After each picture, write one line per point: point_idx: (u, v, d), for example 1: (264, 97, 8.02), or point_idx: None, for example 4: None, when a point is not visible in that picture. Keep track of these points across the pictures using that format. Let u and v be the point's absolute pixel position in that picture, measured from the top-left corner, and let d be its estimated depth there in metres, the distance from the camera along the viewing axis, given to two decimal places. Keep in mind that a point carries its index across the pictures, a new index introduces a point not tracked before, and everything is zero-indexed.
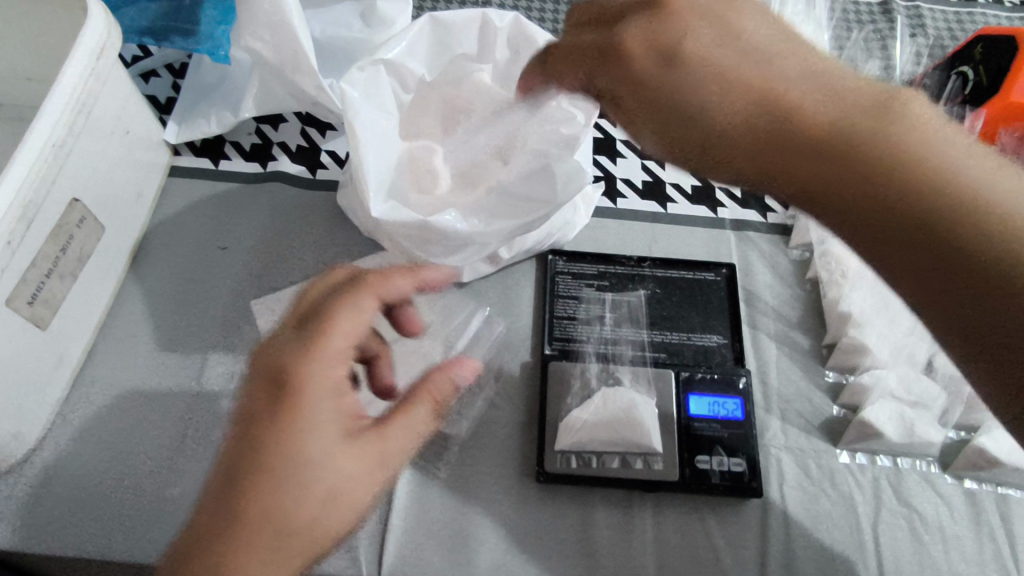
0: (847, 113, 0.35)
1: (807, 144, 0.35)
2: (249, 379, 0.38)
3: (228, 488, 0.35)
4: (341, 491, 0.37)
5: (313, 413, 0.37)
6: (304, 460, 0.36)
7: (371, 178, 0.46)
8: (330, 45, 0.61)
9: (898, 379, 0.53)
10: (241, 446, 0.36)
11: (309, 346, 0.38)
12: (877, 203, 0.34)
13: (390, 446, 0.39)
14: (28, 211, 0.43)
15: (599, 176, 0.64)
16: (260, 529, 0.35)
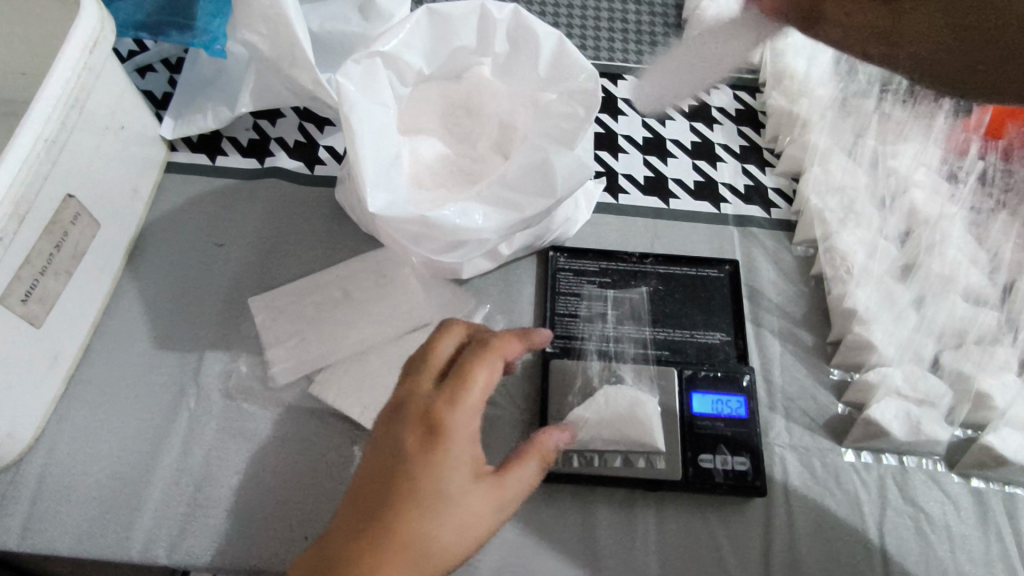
0: None
1: None
2: (385, 419, 0.36)
3: (362, 521, 0.33)
4: (478, 534, 0.34)
5: (459, 455, 0.35)
6: (449, 499, 0.34)
7: (368, 174, 0.44)
8: (329, 38, 0.60)
9: (903, 376, 0.51)
10: (382, 476, 0.34)
11: (456, 393, 0.36)
12: None
13: (521, 498, 0.37)
14: (20, 208, 0.43)
15: (601, 171, 0.63)
16: (400, 562, 0.32)
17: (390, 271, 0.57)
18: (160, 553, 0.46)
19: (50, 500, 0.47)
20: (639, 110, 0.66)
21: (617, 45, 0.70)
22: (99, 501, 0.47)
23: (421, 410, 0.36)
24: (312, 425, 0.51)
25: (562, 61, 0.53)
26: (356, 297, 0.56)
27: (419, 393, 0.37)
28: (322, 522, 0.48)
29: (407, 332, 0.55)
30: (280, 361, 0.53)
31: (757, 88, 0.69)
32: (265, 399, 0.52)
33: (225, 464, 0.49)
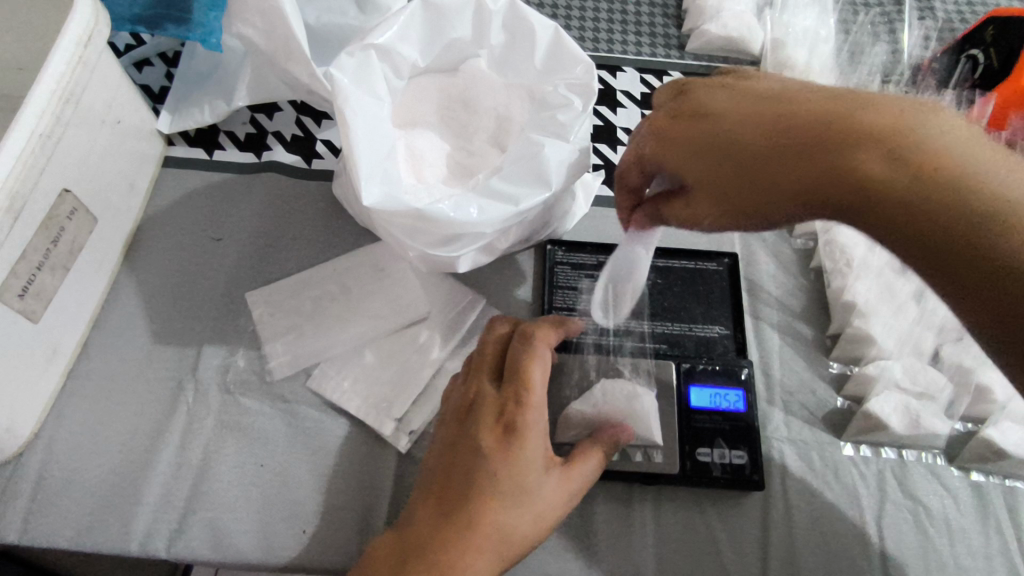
0: (798, 151, 0.35)
1: (850, 183, 0.33)
2: (465, 419, 0.41)
3: (449, 510, 0.38)
4: (547, 518, 0.40)
5: (532, 451, 0.40)
6: (525, 490, 0.39)
7: (362, 165, 0.44)
8: (324, 31, 0.59)
9: (903, 369, 0.52)
10: (467, 471, 0.39)
11: (525, 396, 0.41)
12: (933, 230, 0.31)
13: (580, 488, 0.42)
14: (15, 203, 0.43)
15: (599, 164, 0.63)
16: (486, 545, 0.37)
17: (387, 265, 0.57)
18: (159, 546, 0.46)
19: (49, 494, 0.47)
20: (638, 102, 0.66)
21: (616, 36, 0.70)
22: (99, 495, 0.47)
23: (494, 412, 0.41)
24: (309, 418, 0.51)
25: (558, 52, 0.52)
26: (353, 292, 0.56)
27: (489, 395, 0.42)
28: (319, 516, 0.48)
29: (404, 326, 0.55)
30: (277, 355, 0.53)
31: None
32: (263, 393, 0.52)
33: (223, 457, 0.49)
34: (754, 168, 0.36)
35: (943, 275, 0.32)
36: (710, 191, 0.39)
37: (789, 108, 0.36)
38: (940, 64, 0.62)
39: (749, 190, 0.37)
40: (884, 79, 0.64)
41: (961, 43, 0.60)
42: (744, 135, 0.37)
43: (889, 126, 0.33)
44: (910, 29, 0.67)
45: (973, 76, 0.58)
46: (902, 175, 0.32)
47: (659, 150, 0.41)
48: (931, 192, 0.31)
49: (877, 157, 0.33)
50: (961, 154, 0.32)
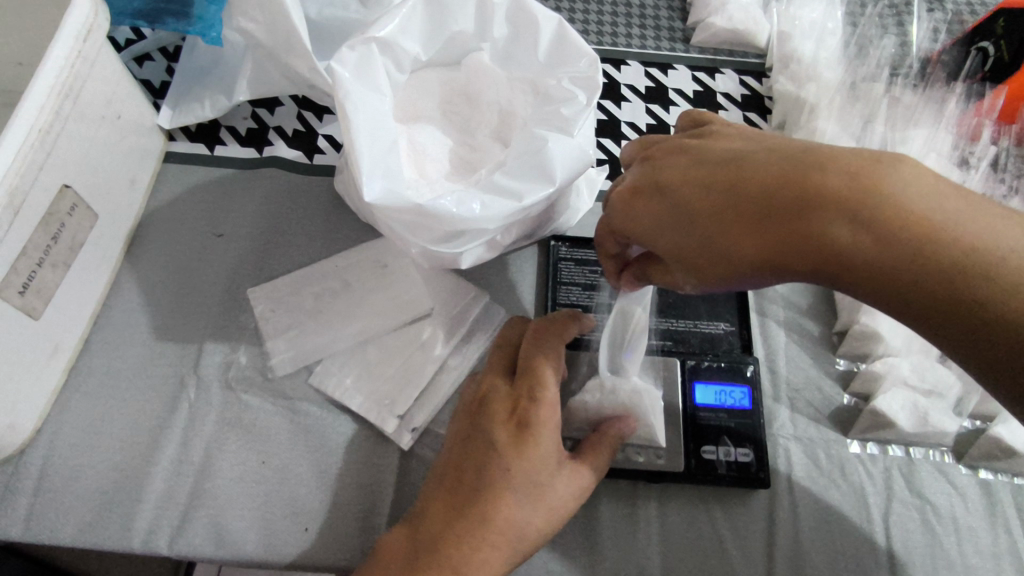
0: (761, 226, 0.33)
1: (819, 256, 0.32)
2: (478, 413, 0.41)
3: (461, 504, 0.38)
4: (559, 513, 0.39)
5: (546, 448, 0.39)
6: (538, 485, 0.39)
7: (363, 160, 0.43)
8: (326, 25, 0.59)
9: (910, 366, 0.51)
10: (479, 466, 0.38)
11: (537, 391, 0.40)
12: (916, 290, 0.30)
13: (591, 483, 0.42)
14: (14, 199, 0.42)
15: (603, 158, 0.62)
16: (498, 539, 0.37)
17: (389, 261, 0.56)
18: (161, 543, 0.46)
19: (51, 491, 0.47)
20: (642, 96, 0.65)
21: (620, 30, 0.69)
22: (101, 492, 0.47)
23: (507, 408, 0.40)
24: (311, 415, 0.51)
25: (562, 46, 0.52)
26: (356, 288, 0.55)
27: (502, 391, 0.41)
28: (321, 513, 0.47)
29: (407, 323, 0.54)
30: (279, 352, 0.53)
31: (763, 73, 0.67)
32: (265, 390, 0.51)
33: (225, 455, 0.49)
34: (716, 243, 0.35)
35: (932, 331, 0.31)
36: (681, 264, 0.37)
37: (741, 176, 0.34)
38: (948, 56, 0.61)
39: (715, 264, 0.35)
40: (893, 72, 0.63)
41: (971, 34, 0.59)
42: (704, 209, 0.35)
43: (848, 191, 0.31)
44: (918, 21, 0.65)
45: (983, 69, 0.57)
46: (870, 242, 0.30)
47: (627, 225, 0.39)
48: (908, 256, 0.30)
49: (842, 227, 0.31)
50: (932, 209, 0.30)
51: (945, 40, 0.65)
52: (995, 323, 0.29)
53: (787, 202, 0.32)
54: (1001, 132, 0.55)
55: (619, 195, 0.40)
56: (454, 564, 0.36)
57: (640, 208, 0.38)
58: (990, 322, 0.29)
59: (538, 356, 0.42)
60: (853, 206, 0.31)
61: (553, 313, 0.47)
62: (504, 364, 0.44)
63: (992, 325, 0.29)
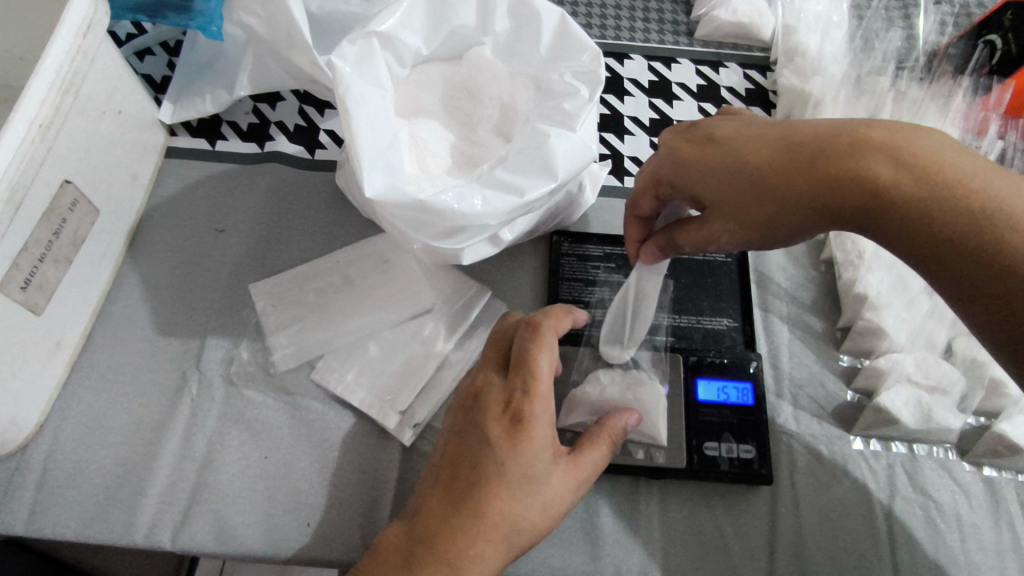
0: (809, 164, 0.38)
1: (857, 193, 0.37)
2: (473, 409, 0.41)
3: (456, 499, 0.38)
4: (555, 507, 0.39)
5: (540, 442, 0.39)
6: (532, 480, 0.38)
7: (365, 155, 0.43)
8: (327, 19, 0.58)
9: (914, 362, 0.51)
10: (474, 461, 0.38)
11: (530, 386, 0.40)
12: (932, 232, 0.35)
13: (588, 477, 0.42)
14: (15, 194, 0.42)
15: (606, 154, 0.62)
16: (494, 533, 0.37)
17: (391, 256, 0.56)
18: (164, 538, 0.46)
19: (54, 485, 0.47)
20: (645, 90, 0.65)
21: (623, 24, 0.68)
22: (104, 487, 0.47)
23: (501, 402, 0.40)
24: (313, 411, 0.51)
25: (565, 41, 0.52)
26: (357, 283, 0.55)
27: (495, 386, 0.41)
28: (323, 509, 0.47)
29: (408, 319, 0.54)
30: (281, 347, 0.53)
31: (767, 66, 0.67)
32: (267, 385, 0.51)
33: (227, 450, 0.49)
34: (766, 182, 0.39)
35: (949, 276, 0.36)
36: (727, 207, 0.41)
37: (796, 129, 0.40)
38: (955, 49, 0.59)
39: (760, 203, 0.40)
40: (899, 64, 0.62)
41: (978, 27, 0.58)
42: (756, 155, 0.40)
43: (890, 140, 0.37)
44: (925, 14, 0.64)
45: (991, 62, 0.57)
46: (908, 181, 0.36)
47: (678, 174, 0.44)
48: (937, 197, 0.35)
49: (879, 167, 0.37)
50: (960, 164, 0.36)
51: (952, 33, 0.63)
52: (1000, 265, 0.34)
53: (835, 147, 0.38)
54: (1009, 127, 0.54)
55: (675, 149, 0.44)
56: (449, 559, 0.36)
57: (696, 155, 0.43)
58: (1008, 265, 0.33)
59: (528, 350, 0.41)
60: (890, 152, 0.37)
61: (547, 307, 0.47)
62: (498, 358, 0.44)
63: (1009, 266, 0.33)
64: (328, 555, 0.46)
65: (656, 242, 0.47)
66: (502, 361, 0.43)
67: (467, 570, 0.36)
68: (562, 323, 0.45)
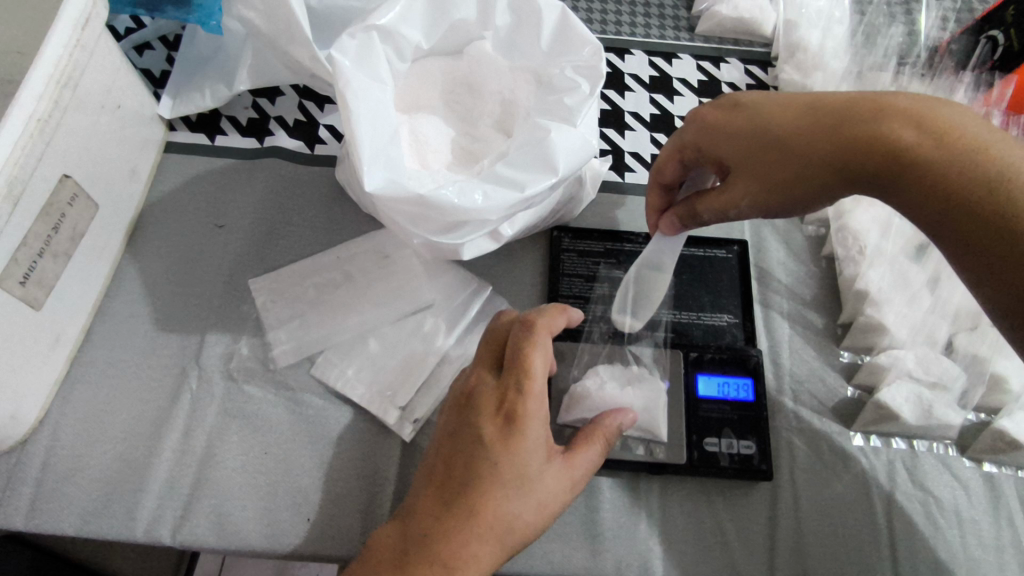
0: (832, 126, 0.39)
1: (878, 156, 0.37)
2: (466, 409, 0.41)
3: (449, 499, 0.38)
4: (549, 507, 0.39)
5: (533, 441, 0.39)
6: (526, 479, 0.38)
7: (365, 150, 0.43)
8: (326, 13, 0.58)
9: (915, 358, 0.51)
10: (468, 460, 0.38)
11: (524, 385, 0.40)
12: (951, 197, 0.36)
13: (583, 477, 0.41)
14: (14, 188, 0.42)
15: (607, 149, 0.62)
16: (488, 533, 0.37)
17: (391, 252, 0.56)
18: (163, 534, 0.46)
19: (54, 481, 0.47)
20: (646, 86, 0.64)
21: (624, 18, 0.68)
22: (104, 482, 0.47)
23: (494, 402, 0.40)
24: (312, 406, 0.51)
25: (566, 35, 0.51)
26: (357, 279, 0.55)
27: (489, 385, 0.41)
28: (323, 504, 0.47)
29: (408, 314, 0.54)
30: (281, 343, 0.53)
31: (768, 62, 0.66)
32: (266, 380, 0.51)
33: (227, 446, 0.49)
34: (789, 143, 0.40)
35: (965, 244, 0.36)
36: (748, 168, 0.42)
37: (823, 96, 0.41)
38: (958, 45, 0.59)
39: (781, 164, 0.40)
40: (901, 60, 0.62)
41: (980, 23, 0.58)
42: (780, 119, 0.41)
43: (915, 107, 0.37)
44: (926, 13, 0.63)
45: (992, 59, 0.56)
46: (929, 146, 0.36)
47: (702, 138, 0.44)
48: (958, 163, 0.35)
49: (902, 131, 0.37)
50: (983, 134, 0.36)
51: (955, 30, 0.63)
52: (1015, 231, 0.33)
53: (860, 111, 0.38)
54: (1010, 122, 0.54)
55: (700, 114, 0.45)
56: (443, 559, 0.36)
57: (721, 118, 0.43)
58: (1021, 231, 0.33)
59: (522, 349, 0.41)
60: (914, 118, 0.37)
61: (541, 306, 0.47)
62: (491, 358, 0.44)
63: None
64: (328, 549, 0.46)
65: (677, 212, 0.46)
66: (496, 361, 0.43)
67: (461, 570, 0.36)
68: (556, 322, 0.45)
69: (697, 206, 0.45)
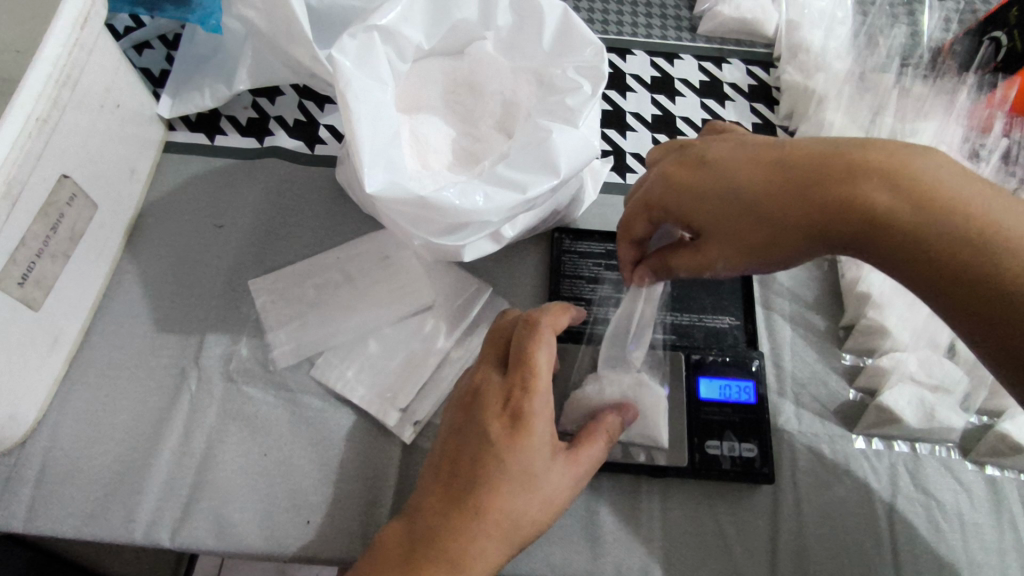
0: (805, 190, 0.38)
1: (854, 219, 0.37)
2: (472, 407, 0.40)
3: (456, 496, 0.37)
4: (554, 503, 0.39)
5: (539, 438, 0.39)
6: (532, 476, 0.38)
7: (366, 152, 0.43)
8: (328, 13, 0.58)
9: (917, 362, 0.50)
10: (474, 458, 0.38)
11: (530, 383, 0.39)
12: (931, 259, 0.35)
13: (586, 472, 0.41)
14: (12, 188, 0.42)
15: (608, 150, 0.61)
16: (495, 529, 0.37)
17: (391, 253, 0.56)
18: (163, 536, 0.46)
19: (52, 483, 0.47)
20: (648, 86, 0.64)
21: (625, 18, 0.68)
22: (102, 484, 0.47)
23: (500, 399, 0.40)
24: (312, 408, 0.50)
25: (567, 35, 0.51)
26: (357, 280, 0.55)
27: (494, 383, 0.41)
28: (323, 507, 0.47)
29: (408, 316, 0.54)
30: (280, 344, 0.52)
31: (771, 62, 0.66)
32: (266, 382, 0.51)
33: (226, 448, 0.48)
34: (762, 208, 0.39)
35: (949, 304, 0.35)
36: (722, 232, 0.41)
37: (792, 153, 0.39)
38: (961, 46, 0.59)
39: (755, 228, 0.40)
40: (904, 61, 0.61)
41: (983, 24, 0.58)
42: (750, 181, 0.40)
43: (889, 165, 0.37)
44: (930, 12, 0.63)
45: (996, 59, 0.56)
46: (904, 207, 0.36)
47: (670, 199, 0.43)
48: (936, 224, 0.35)
49: (877, 193, 0.36)
50: (961, 189, 0.36)
51: (957, 31, 0.63)
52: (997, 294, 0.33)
53: (833, 172, 0.38)
54: (1014, 124, 0.54)
55: (666, 172, 0.44)
56: (449, 557, 0.36)
57: (690, 178, 0.42)
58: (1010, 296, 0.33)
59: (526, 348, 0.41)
60: (889, 177, 0.36)
61: (543, 304, 0.46)
62: (496, 355, 0.43)
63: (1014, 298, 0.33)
64: (328, 552, 0.46)
65: (652, 267, 0.47)
66: (500, 359, 0.43)
67: (469, 567, 0.36)
68: (560, 319, 0.44)
69: (673, 263, 0.45)
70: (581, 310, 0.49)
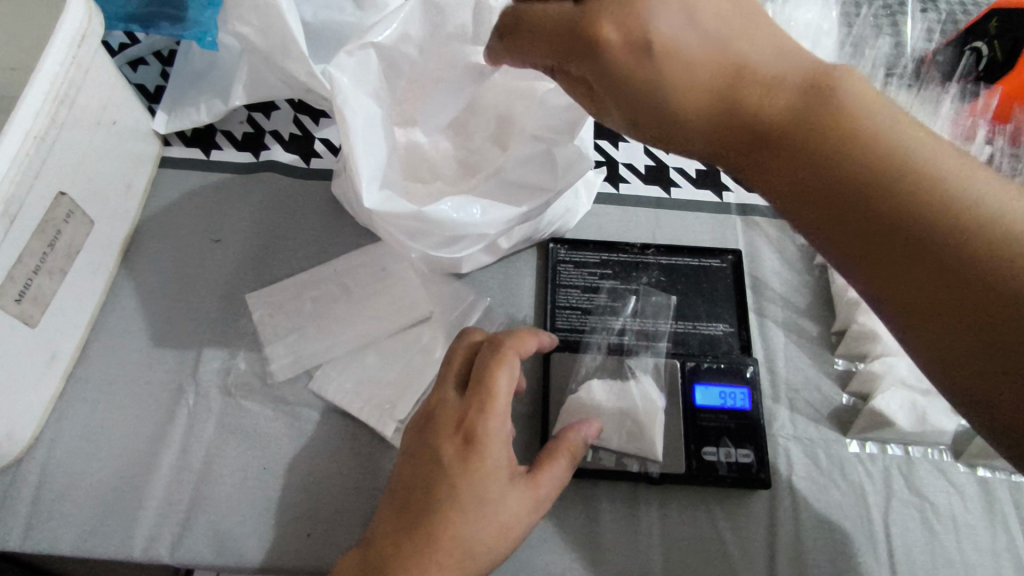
0: (787, 94, 0.34)
1: (817, 148, 0.33)
2: (428, 429, 0.41)
3: (410, 524, 0.38)
4: (513, 529, 0.39)
5: (494, 462, 0.39)
6: (485, 501, 0.38)
7: (363, 167, 0.43)
8: (322, 29, 0.59)
9: (909, 365, 0.51)
10: (427, 484, 0.39)
11: (484, 405, 0.40)
12: (869, 200, 0.32)
13: (548, 496, 0.41)
14: (11, 206, 0.42)
15: (601, 160, 0.62)
16: (448, 559, 0.37)
17: (389, 265, 0.56)
18: (162, 552, 0.46)
19: (48, 501, 0.47)
20: None
21: None
22: (100, 501, 0.47)
23: (454, 421, 0.40)
24: (310, 420, 0.51)
25: None
26: (354, 292, 0.55)
27: (450, 404, 0.41)
28: (322, 519, 0.47)
29: (407, 327, 0.54)
30: (278, 357, 0.52)
31: None
32: (266, 395, 0.51)
33: (225, 461, 0.49)
34: (678, 95, 0.35)
35: (881, 268, 0.32)
36: (661, 130, 0.37)
37: (661, 8, 0.35)
38: (942, 57, 0.60)
39: (670, 121, 0.36)
40: (888, 71, 0.62)
41: (964, 35, 0.59)
42: (690, 71, 0.35)
43: (848, 107, 0.33)
44: (913, 21, 0.65)
45: (977, 69, 0.57)
46: (844, 147, 0.33)
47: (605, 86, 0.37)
48: (873, 162, 0.32)
49: (848, 109, 0.33)
50: (880, 131, 0.33)
51: (939, 40, 0.64)
52: (929, 249, 0.31)
53: (797, 87, 0.34)
54: (995, 131, 0.55)
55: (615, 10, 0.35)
56: None
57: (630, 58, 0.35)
58: (942, 255, 0.30)
59: (484, 370, 0.41)
60: (849, 114, 0.33)
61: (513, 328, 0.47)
62: (455, 375, 0.44)
63: (979, 286, 0.29)
64: (328, 562, 0.46)
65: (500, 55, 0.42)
66: (460, 379, 0.43)
67: None
68: (527, 344, 0.45)
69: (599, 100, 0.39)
70: (554, 337, 0.51)
